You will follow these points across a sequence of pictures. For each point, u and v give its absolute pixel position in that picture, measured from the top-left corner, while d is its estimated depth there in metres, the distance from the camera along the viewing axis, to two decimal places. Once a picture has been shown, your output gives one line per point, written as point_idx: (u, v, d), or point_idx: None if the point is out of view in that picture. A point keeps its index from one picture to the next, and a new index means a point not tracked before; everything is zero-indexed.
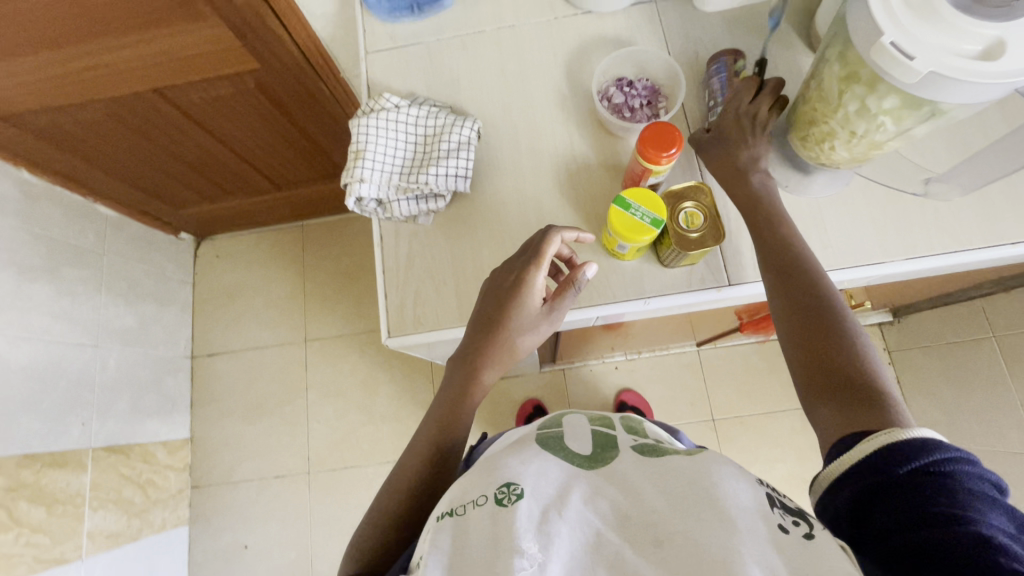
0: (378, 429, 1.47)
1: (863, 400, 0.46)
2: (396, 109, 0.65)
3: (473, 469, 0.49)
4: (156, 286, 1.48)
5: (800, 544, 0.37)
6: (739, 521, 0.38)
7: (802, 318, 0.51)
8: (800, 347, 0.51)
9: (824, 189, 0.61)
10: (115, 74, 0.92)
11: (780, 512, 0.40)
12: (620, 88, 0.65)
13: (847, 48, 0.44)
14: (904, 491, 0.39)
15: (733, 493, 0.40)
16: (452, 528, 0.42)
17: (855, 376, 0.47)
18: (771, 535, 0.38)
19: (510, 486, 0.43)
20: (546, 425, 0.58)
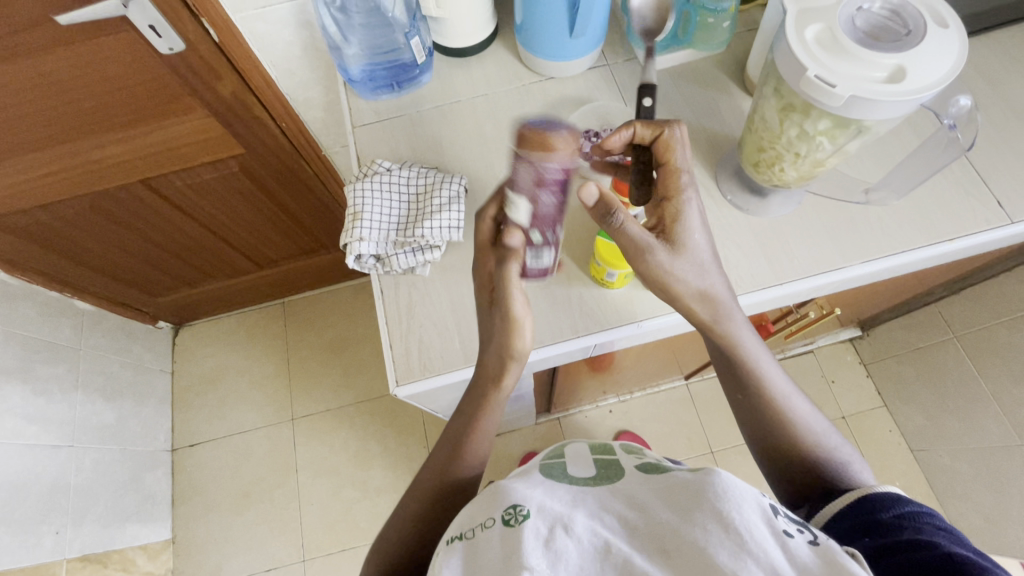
0: (375, 504, 1.41)
1: (830, 489, 0.53)
2: (388, 172, 0.71)
3: (483, 492, 0.49)
4: (134, 378, 1.44)
5: (805, 547, 0.37)
6: (747, 533, 0.37)
7: (764, 422, 0.57)
8: (766, 445, 0.58)
9: (782, 207, 0.68)
10: (105, 170, 0.96)
11: (784, 519, 0.39)
12: (589, 138, 0.72)
13: (779, 85, 0.53)
14: (886, 527, 0.46)
15: (743, 494, 0.39)
16: (463, 552, 0.42)
17: (818, 467, 0.55)
18: (777, 539, 0.37)
19: (516, 506, 0.43)
20: (551, 456, 0.59)
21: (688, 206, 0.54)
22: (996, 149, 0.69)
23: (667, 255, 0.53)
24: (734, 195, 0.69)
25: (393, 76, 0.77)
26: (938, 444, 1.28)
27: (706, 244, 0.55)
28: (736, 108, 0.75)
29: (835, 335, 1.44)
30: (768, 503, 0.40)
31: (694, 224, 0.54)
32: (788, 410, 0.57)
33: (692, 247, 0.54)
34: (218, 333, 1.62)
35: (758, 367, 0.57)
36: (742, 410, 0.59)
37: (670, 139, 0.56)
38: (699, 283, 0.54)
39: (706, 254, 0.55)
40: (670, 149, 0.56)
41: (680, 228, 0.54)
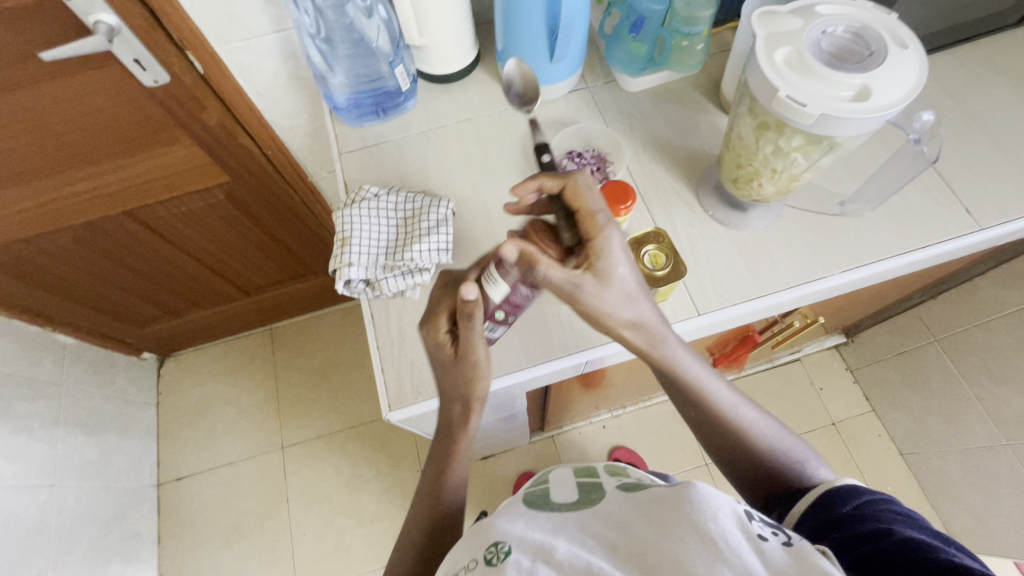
0: (368, 532, 1.38)
1: (791, 490, 0.54)
2: (376, 197, 0.72)
3: (468, 535, 0.48)
4: (118, 412, 1.40)
5: (780, 549, 0.35)
6: (721, 542, 0.35)
7: (716, 433, 0.58)
8: (726, 454, 0.58)
9: (762, 221, 0.70)
10: (88, 203, 0.96)
11: (758, 524, 0.38)
12: (571, 159, 0.74)
13: (753, 104, 0.55)
14: (847, 519, 0.47)
15: (716, 502, 0.38)
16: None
17: (775, 469, 0.55)
18: (753, 545, 0.35)
19: (498, 544, 0.42)
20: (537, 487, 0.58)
21: (608, 245, 0.52)
22: (961, 159, 0.72)
23: (592, 285, 0.52)
24: (715, 210, 0.71)
25: (378, 102, 0.78)
26: (926, 447, 1.29)
27: (632, 272, 0.53)
28: (713, 126, 0.77)
29: (820, 342, 1.46)
30: (740, 509, 0.38)
31: (620, 254, 0.53)
32: (736, 420, 0.57)
33: (617, 279, 0.53)
34: (205, 362, 1.59)
35: (700, 383, 0.58)
36: (694, 424, 0.60)
37: (578, 187, 0.55)
38: (628, 313, 0.54)
39: (632, 283, 0.54)
40: (579, 195, 0.54)
41: (606, 262, 0.52)
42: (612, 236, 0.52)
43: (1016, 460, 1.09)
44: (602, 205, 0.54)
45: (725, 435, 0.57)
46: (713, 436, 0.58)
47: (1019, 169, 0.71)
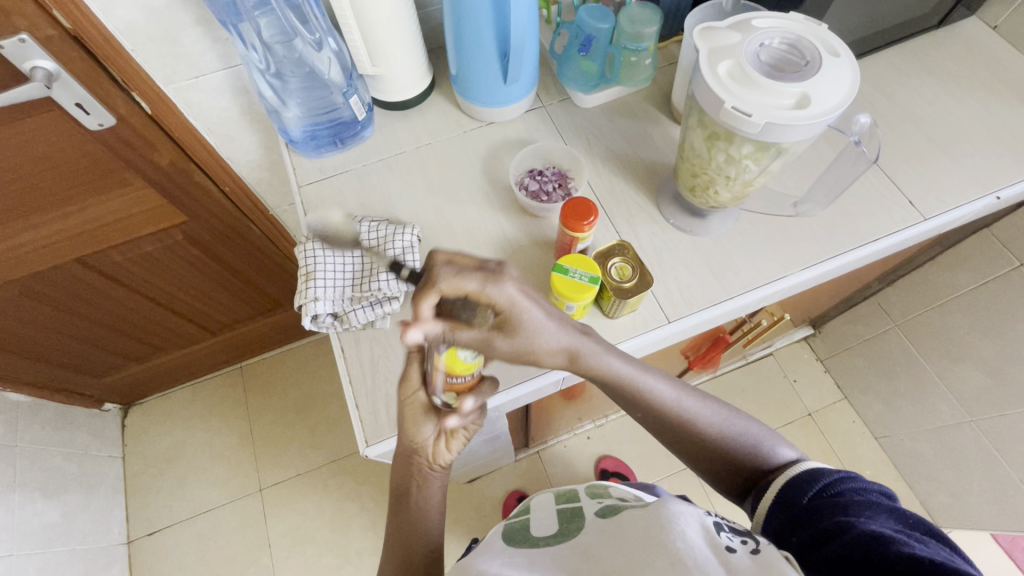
0: (357, 569, 1.34)
1: (754, 477, 0.56)
2: (338, 229, 0.70)
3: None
4: (81, 469, 1.33)
5: (746, 559, 0.34)
6: (686, 558, 0.33)
7: (670, 430, 0.60)
8: (688, 449, 0.60)
9: (721, 226, 0.71)
10: (35, 253, 0.91)
11: (726, 534, 0.36)
12: (533, 177, 0.74)
13: (702, 116, 0.56)
14: (808, 514, 0.46)
15: (683, 521, 0.36)
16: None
17: (736, 459, 0.57)
18: (718, 558, 0.34)
19: None
20: (517, 515, 0.55)
21: (516, 301, 0.50)
22: (901, 154, 0.76)
23: (506, 341, 0.52)
24: (677, 218, 0.72)
25: (335, 133, 0.78)
26: (898, 429, 1.34)
27: (542, 307, 0.53)
28: (667, 137, 0.80)
29: (790, 336, 1.50)
30: (709, 524, 0.37)
31: (523, 302, 0.51)
32: (685, 417, 0.59)
33: (529, 323, 0.52)
34: (172, 408, 1.53)
35: (643, 388, 0.59)
36: (651, 425, 0.62)
37: (448, 280, 0.48)
38: (556, 341, 0.54)
39: (545, 317, 0.53)
40: (458, 285, 0.48)
41: (516, 315, 0.51)
42: (508, 289, 0.50)
43: (982, 434, 1.13)
44: (474, 269, 0.50)
45: (683, 431, 0.59)
46: (673, 433, 0.60)
47: (954, 161, 0.75)
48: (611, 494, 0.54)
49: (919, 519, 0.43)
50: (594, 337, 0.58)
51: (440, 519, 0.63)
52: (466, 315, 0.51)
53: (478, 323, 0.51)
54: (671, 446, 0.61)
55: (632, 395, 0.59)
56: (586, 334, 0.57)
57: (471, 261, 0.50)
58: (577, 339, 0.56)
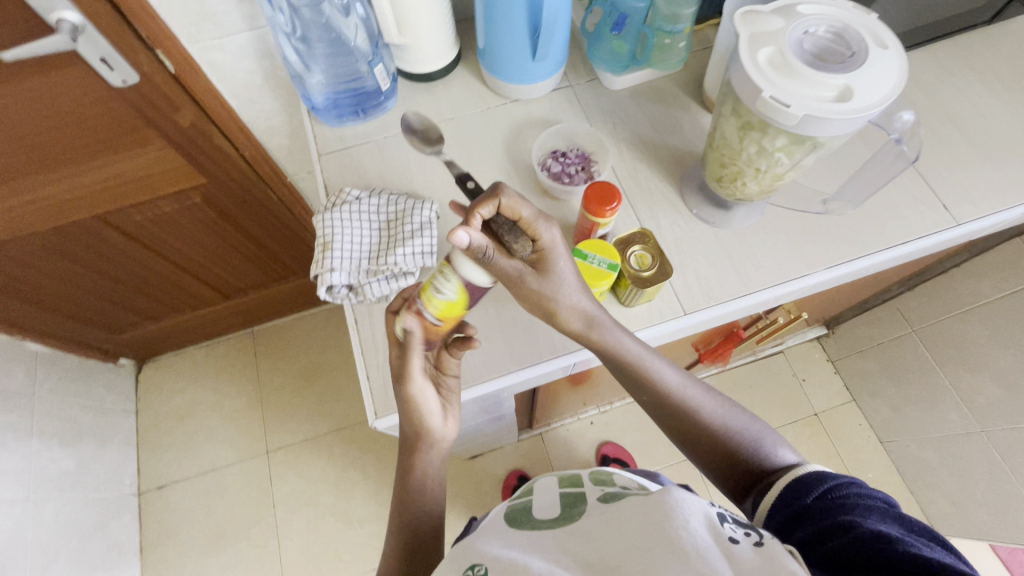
0: (357, 535, 1.37)
1: (756, 474, 0.55)
2: (358, 200, 0.70)
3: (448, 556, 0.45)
4: (95, 421, 1.36)
5: (749, 551, 0.33)
6: (689, 547, 0.33)
7: (674, 417, 0.60)
8: (691, 441, 0.59)
9: (746, 219, 0.70)
10: (55, 207, 0.92)
11: (729, 526, 0.36)
12: (556, 159, 0.73)
13: (736, 104, 0.55)
14: (811, 512, 0.46)
15: (687, 509, 0.36)
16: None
17: (738, 454, 0.56)
18: (722, 549, 0.33)
19: (476, 566, 0.39)
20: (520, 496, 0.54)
21: (553, 245, 0.55)
22: (938, 156, 0.73)
23: (535, 279, 0.55)
24: (700, 209, 0.71)
25: (358, 102, 0.77)
26: (905, 435, 1.32)
27: (573, 266, 0.57)
28: (695, 124, 0.78)
29: (802, 335, 1.48)
30: (712, 512, 0.36)
31: (561, 248, 0.56)
32: (688, 404, 0.59)
33: (560, 273, 0.56)
34: (184, 367, 1.56)
35: (649, 369, 0.59)
36: (654, 411, 0.62)
37: (512, 200, 0.53)
38: (572, 303, 0.57)
39: (573, 276, 0.57)
40: (519, 207, 0.53)
41: (552, 258, 0.55)
42: (552, 233, 0.55)
43: (991, 446, 1.12)
44: (532, 205, 0.54)
45: (686, 419, 0.59)
46: (676, 422, 0.60)
47: (993, 166, 0.72)
48: (615, 480, 0.53)
49: (925, 526, 0.42)
50: (602, 318, 0.59)
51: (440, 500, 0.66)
52: (508, 239, 0.54)
53: (518, 250, 0.55)
54: (674, 437, 0.61)
55: (637, 375, 0.60)
56: (594, 314, 0.58)
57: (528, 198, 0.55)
58: (585, 313, 0.57)
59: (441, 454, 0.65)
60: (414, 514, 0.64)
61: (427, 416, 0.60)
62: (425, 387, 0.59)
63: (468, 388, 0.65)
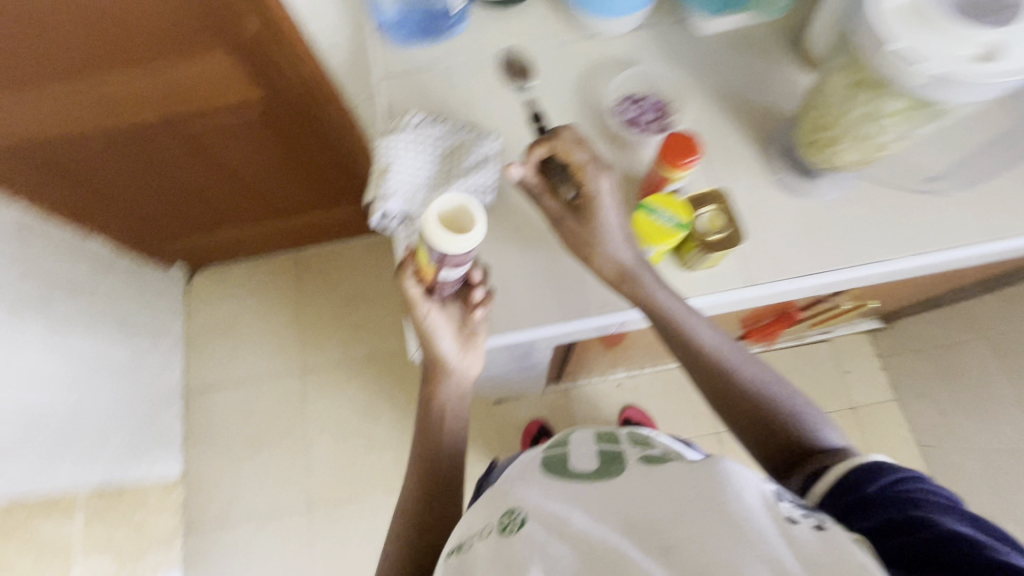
0: (380, 458, 1.44)
1: (803, 455, 0.53)
2: (418, 127, 0.67)
3: (486, 499, 0.47)
4: (149, 321, 1.44)
5: (809, 534, 0.32)
6: (745, 522, 0.32)
7: (719, 390, 0.58)
8: (735, 416, 0.57)
9: (831, 191, 0.64)
10: (123, 105, 0.93)
11: (787, 506, 0.34)
12: (631, 104, 0.69)
13: (856, 58, 0.48)
14: (872, 504, 0.43)
15: (741, 484, 0.35)
16: (456, 566, 0.40)
17: (785, 433, 0.54)
18: (780, 529, 0.32)
19: (513, 512, 0.41)
20: (556, 441, 0.53)
21: (602, 193, 0.59)
22: None
23: (576, 224, 0.60)
24: (782, 175, 0.65)
25: (427, 23, 0.72)
26: (948, 441, 1.27)
27: (617, 216, 0.59)
28: (790, 81, 0.71)
29: (854, 326, 1.41)
30: (768, 491, 0.35)
31: (607, 199, 0.59)
32: (733, 375, 0.58)
33: (602, 223, 0.59)
34: (231, 280, 1.61)
35: (694, 332, 0.58)
36: (699, 383, 0.59)
37: (565, 143, 0.58)
38: (613, 254, 0.58)
39: (616, 226, 0.59)
40: (571, 151, 0.59)
41: (597, 208, 0.59)
42: (603, 183, 0.59)
43: None
44: (587, 152, 0.59)
45: (728, 388, 0.57)
46: (717, 391, 0.58)
47: None
48: (654, 444, 0.51)
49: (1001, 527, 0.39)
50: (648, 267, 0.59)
51: (461, 437, 0.65)
52: (557, 181, 0.62)
53: (564, 193, 0.62)
54: (712, 406, 0.59)
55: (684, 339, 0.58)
56: (639, 261, 0.59)
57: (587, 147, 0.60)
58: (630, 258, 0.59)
59: (462, 391, 0.65)
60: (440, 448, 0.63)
61: (436, 340, 0.62)
62: (434, 312, 0.61)
63: (512, 332, 0.64)
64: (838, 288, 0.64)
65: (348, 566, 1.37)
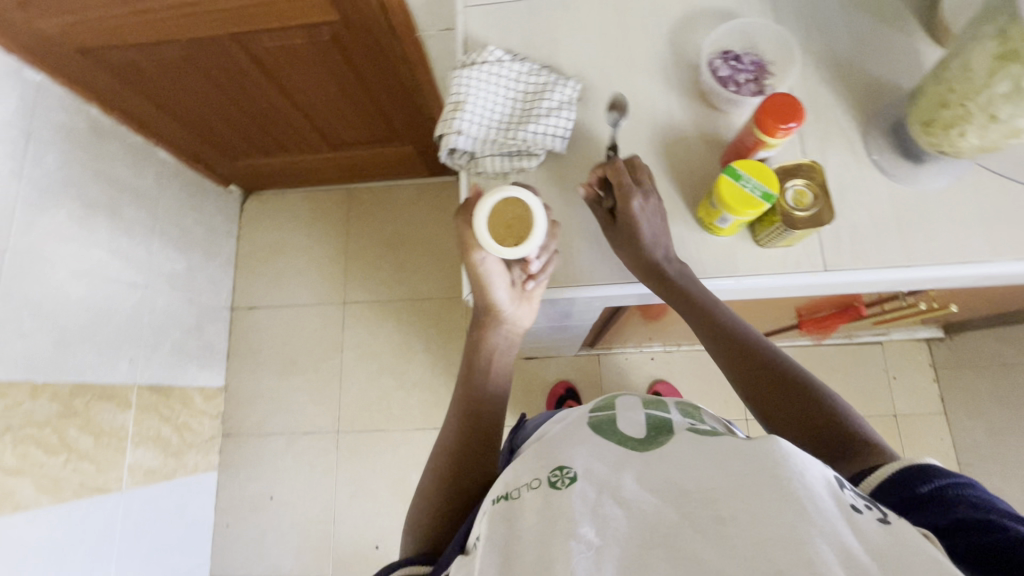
0: (408, 396, 1.49)
1: (845, 450, 0.48)
2: (499, 62, 0.65)
3: (530, 454, 0.46)
4: (205, 235, 1.49)
5: (875, 524, 0.31)
6: (807, 501, 0.31)
7: (751, 384, 0.55)
8: (771, 411, 0.53)
9: (935, 177, 0.60)
10: (200, 15, 0.92)
11: (850, 493, 0.33)
12: (726, 62, 0.63)
13: (1009, 26, 0.43)
14: (932, 505, 0.39)
15: (802, 465, 0.34)
16: (502, 513, 0.39)
17: (825, 427, 0.50)
18: (844, 515, 0.31)
19: (563, 468, 0.40)
20: (597, 407, 0.52)
21: (637, 216, 0.58)
22: None
23: (611, 236, 0.61)
24: (881, 155, 0.61)
25: None
26: (991, 463, 1.22)
27: (652, 237, 0.59)
28: (906, 54, 0.64)
29: (911, 332, 1.34)
30: (831, 476, 0.34)
31: (643, 217, 0.59)
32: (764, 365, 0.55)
33: (632, 237, 0.59)
34: (284, 206, 1.65)
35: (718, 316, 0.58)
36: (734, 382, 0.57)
37: (615, 169, 0.60)
38: (641, 260, 0.58)
39: (649, 242, 0.58)
40: (619, 175, 0.59)
41: (628, 224, 0.59)
42: (643, 209, 0.58)
43: None
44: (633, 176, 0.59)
45: (758, 373, 0.55)
46: (746, 376, 0.56)
47: None
48: (702, 418, 0.51)
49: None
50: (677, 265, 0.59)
51: (504, 387, 0.66)
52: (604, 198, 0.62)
53: (605, 211, 0.62)
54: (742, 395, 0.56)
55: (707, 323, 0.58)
56: (670, 257, 0.59)
57: (642, 177, 0.60)
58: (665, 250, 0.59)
59: (512, 342, 0.67)
60: (482, 396, 0.63)
61: (493, 290, 0.62)
62: (490, 258, 0.60)
63: (569, 288, 0.63)
64: (922, 285, 0.60)
65: (368, 491, 1.44)
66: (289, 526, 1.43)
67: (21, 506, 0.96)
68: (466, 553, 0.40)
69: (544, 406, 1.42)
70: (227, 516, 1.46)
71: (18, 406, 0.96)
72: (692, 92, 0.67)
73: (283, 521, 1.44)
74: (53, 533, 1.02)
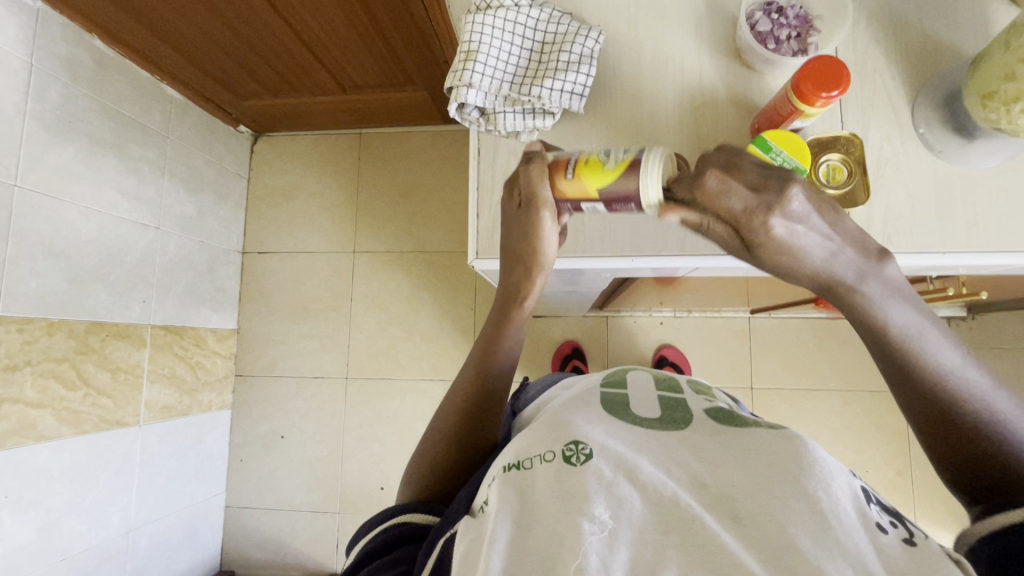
0: (416, 347, 1.50)
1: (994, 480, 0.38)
2: (516, 8, 0.60)
3: (540, 421, 0.42)
4: (215, 177, 1.47)
5: (900, 547, 0.29)
6: (831, 514, 0.30)
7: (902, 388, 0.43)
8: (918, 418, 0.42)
9: (984, 159, 0.54)
10: None
11: (876, 509, 0.32)
12: (768, 15, 0.57)
13: None
14: None
15: (829, 473, 0.33)
16: (515, 483, 0.37)
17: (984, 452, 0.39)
18: (866, 529, 0.30)
19: (578, 443, 0.37)
20: (610, 382, 0.50)
21: (795, 234, 0.39)
22: None
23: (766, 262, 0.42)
24: (927, 129, 0.57)
25: None
26: None
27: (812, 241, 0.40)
28: (964, 19, 0.59)
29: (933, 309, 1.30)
30: (857, 488, 0.33)
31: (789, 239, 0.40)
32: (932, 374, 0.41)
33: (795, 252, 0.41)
34: (295, 149, 1.61)
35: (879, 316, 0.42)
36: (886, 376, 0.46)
37: (707, 195, 0.39)
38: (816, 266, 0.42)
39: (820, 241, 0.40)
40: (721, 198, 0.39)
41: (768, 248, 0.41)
42: (796, 205, 0.38)
43: None
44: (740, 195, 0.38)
45: (918, 392, 0.42)
46: (901, 390, 0.43)
47: None
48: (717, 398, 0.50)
49: None
50: (856, 243, 0.42)
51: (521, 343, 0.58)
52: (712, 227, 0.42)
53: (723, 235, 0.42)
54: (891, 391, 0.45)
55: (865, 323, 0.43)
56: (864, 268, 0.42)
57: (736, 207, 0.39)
58: (828, 241, 0.40)
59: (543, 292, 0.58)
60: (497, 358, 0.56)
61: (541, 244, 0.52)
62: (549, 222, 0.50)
63: (580, 256, 0.61)
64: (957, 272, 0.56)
65: (375, 437, 1.49)
66: (298, 463, 1.50)
67: (45, 437, 1.01)
68: (471, 515, 0.39)
69: (549, 365, 1.43)
70: (241, 451, 1.53)
71: (35, 342, 0.99)
72: (726, 49, 0.62)
73: (292, 458, 1.50)
74: (75, 461, 1.07)
